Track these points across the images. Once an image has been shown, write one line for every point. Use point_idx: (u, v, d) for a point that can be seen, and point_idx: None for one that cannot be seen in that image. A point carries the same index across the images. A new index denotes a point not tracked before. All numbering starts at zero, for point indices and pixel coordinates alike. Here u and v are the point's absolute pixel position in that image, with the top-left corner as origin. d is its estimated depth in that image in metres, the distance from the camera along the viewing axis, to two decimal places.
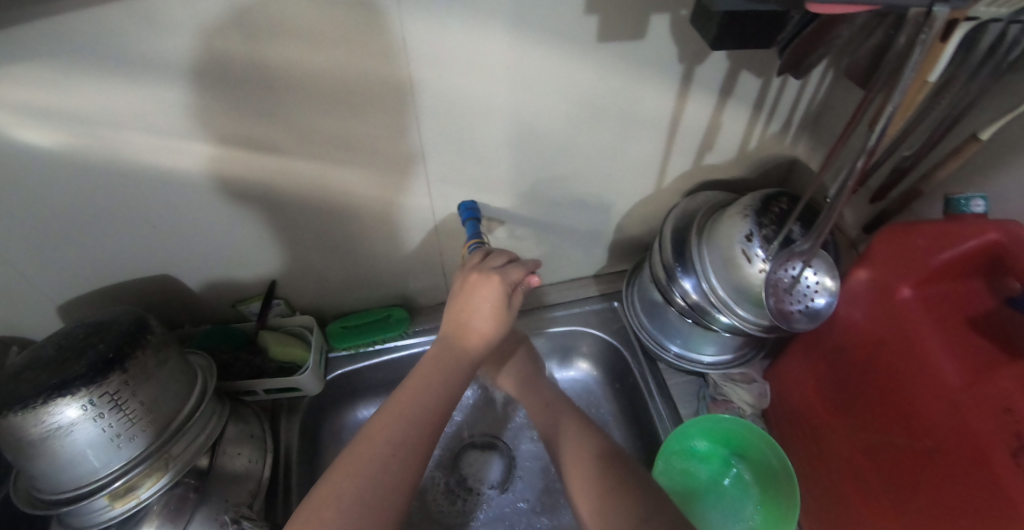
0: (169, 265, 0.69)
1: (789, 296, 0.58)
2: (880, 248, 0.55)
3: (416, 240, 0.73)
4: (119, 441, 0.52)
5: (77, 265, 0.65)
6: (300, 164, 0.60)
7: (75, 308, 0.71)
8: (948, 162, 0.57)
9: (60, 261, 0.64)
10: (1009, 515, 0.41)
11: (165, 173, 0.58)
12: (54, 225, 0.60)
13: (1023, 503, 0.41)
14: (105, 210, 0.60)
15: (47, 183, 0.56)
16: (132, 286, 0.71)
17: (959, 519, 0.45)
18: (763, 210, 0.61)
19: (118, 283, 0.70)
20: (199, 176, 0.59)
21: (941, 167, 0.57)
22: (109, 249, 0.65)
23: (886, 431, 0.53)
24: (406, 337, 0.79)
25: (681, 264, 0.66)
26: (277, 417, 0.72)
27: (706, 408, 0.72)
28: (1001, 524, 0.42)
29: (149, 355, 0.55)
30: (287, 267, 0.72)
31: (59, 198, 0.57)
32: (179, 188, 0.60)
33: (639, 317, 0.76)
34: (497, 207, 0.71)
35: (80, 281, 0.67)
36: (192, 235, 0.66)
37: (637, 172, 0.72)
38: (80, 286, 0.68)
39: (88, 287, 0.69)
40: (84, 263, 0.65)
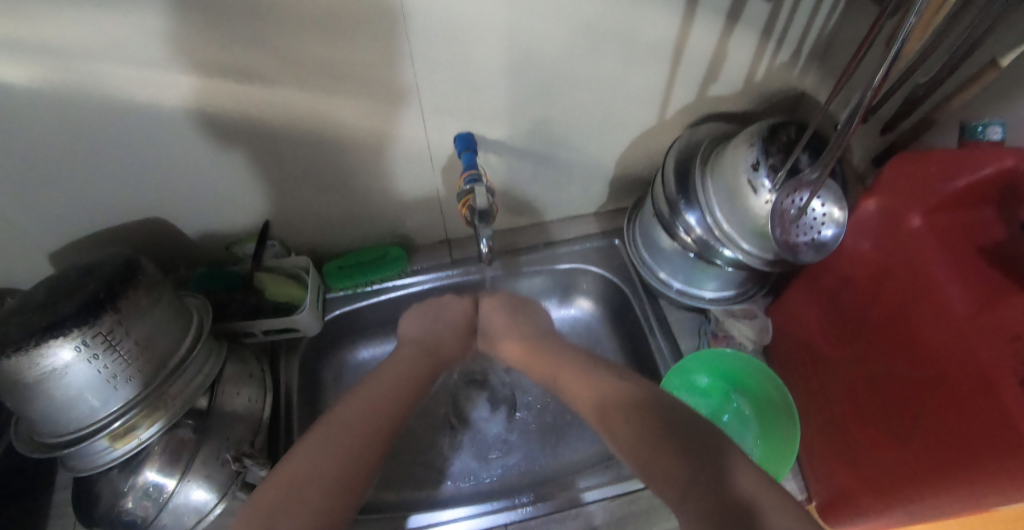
0: (154, 209, 0.67)
1: (796, 228, 0.57)
2: (890, 177, 0.54)
3: (410, 178, 0.70)
4: (116, 382, 0.51)
5: (61, 210, 0.63)
6: (284, 95, 0.57)
7: (61, 256, 0.69)
8: (964, 90, 0.55)
9: (39, 206, 0.62)
10: (1011, 438, 0.41)
11: (146, 109, 0.55)
12: (30, 167, 0.57)
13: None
14: (81, 150, 0.57)
15: (16, 122, 0.52)
16: (117, 232, 0.68)
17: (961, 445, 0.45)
18: (770, 138, 0.59)
19: (106, 228, 0.67)
20: (180, 112, 0.56)
21: (956, 96, 0.56)
22: (90, 193, 0.62)
23: (889, 362, 0.53)
24: (405, 276, 0.77)
25: (685, 197, 0.65)
26: (277, 357, 0.71)
27: (706, 343, 0.73)
28: (1000, 447, 0.42)
29: (142, 296, 0.53)
30: (276, 205, 0.70)
31: (31, 137, 0.54)
32: (162, 126, 0.57)
33: (641, 254, 0.75)
34: (493, 140, 0.68)
35: (66, 227, 0.65)
36: (178, 176, 0.63)
37: (639, 105, 0.69)
38: (63, 232, 0.66)
39: (72, 234, 0.67)
40: (66, 208, 0.63)
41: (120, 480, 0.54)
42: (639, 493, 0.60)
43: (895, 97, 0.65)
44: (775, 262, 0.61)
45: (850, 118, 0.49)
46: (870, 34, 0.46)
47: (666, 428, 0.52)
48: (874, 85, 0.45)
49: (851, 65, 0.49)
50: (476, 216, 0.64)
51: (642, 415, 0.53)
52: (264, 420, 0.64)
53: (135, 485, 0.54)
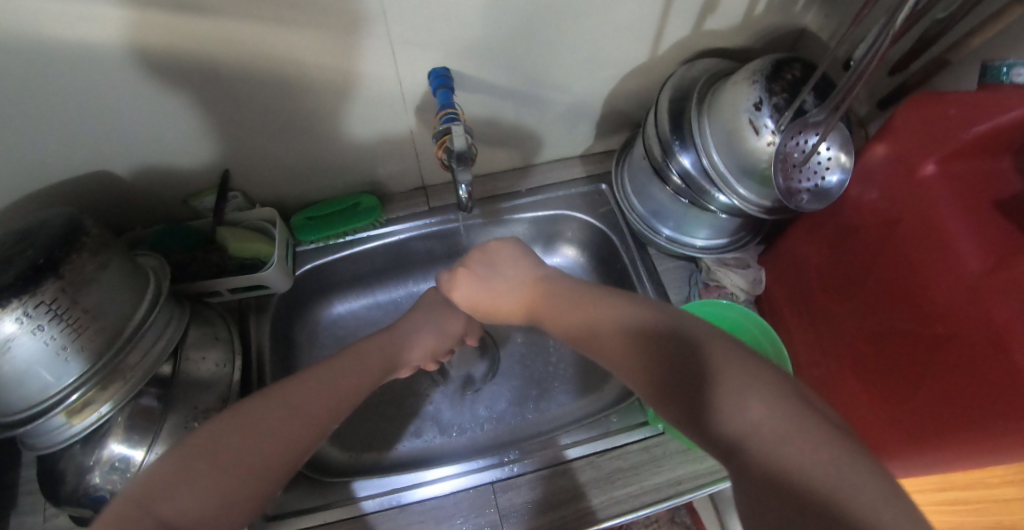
0: (91, 164, 0.60)
1: (800, 173, 0.53)
2: (904, 120, 0.49)
3: (379, 122, 0.64)
4: (67, 354, 0.47)
5: None
6: (229, 27, 0.49)
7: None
8: (985, 27, 0.51)
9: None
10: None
11: (63, 46, 0.47)
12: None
13: None
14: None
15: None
16: (51, 192, 0.61)
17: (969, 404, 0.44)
18: (774, 75, 0.54)
19: (41, 186, 0.60)
20: (106, 49, 0.48)
21: (975, 35, 0.52)
22: (14, 147, 0.55)
23: (891, 317, 0.51)
24: (379, 227, 0.72)
25: (679, 138, 0.59)
26: (246, 316, 0.68)
27: (697, 293, 0.69)
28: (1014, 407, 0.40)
29: (88, 260, 0.49)
30: (232, 154, 0.63)
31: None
32: (85, 66, 0.49)
33: (629, 199, 0.71)
34: (470, 79, 0.62)
35: None
36: (114, 124, 0.56)
37: (628, 40, 0.62)
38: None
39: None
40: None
41: (84, 455, 0.52)
42: (626, 447, 0.61)
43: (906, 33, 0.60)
44: (773, 209, 0.57)
45: (868, 54, 0.45)
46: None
47: (658, 359, 0.42)
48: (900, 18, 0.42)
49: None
50: (453, 157, 0.57)
51: (634, 341, 0.44)
52: (234, 384, 0.62)
53: (100, 459, 0.52)
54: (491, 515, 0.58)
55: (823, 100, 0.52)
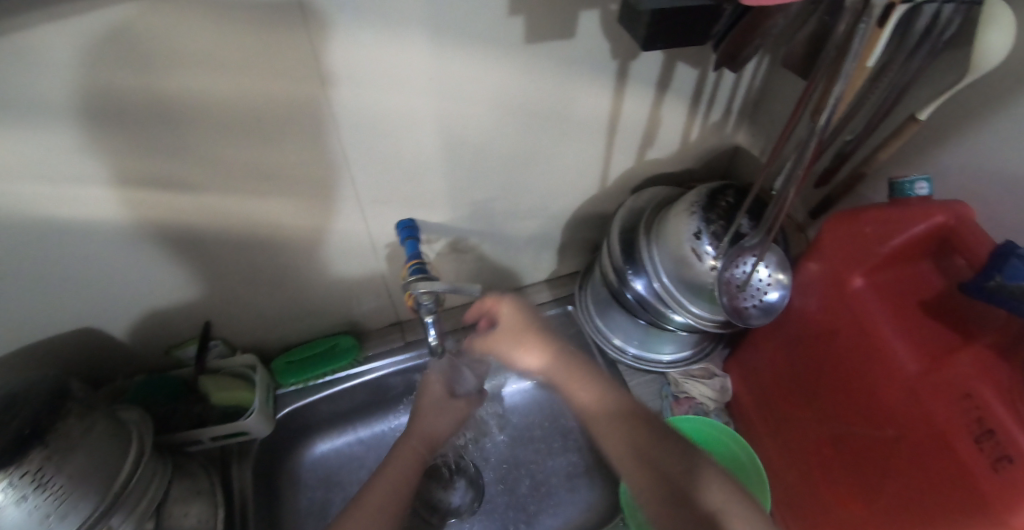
0: (81, 321, 0.63)
1: (743, 292, 0.56)
2: (829, 238, 0.54)
3: (353, 265, 0.68)
4: (50, 520, 0.49)
5: None
6: (211, 199, 0.56)
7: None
8: (890, 144, 0.54)
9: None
10: (978, 502, 0.42)
11: (59, 223, 0.52)
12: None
13: (987, 489, 0.41)
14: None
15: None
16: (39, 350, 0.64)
17: (929, 506, 0.45)
18: (710, 205, 0.60)
19: (29, 346, 0.63)
20: (102, 222, 0.54)
21: (880, 150, 0.55)
22: (12, 312, 0.58)
23: (851, 421, 0.53)
24: (358, 364, 0.74)
25: (632, 265, 0.64)
26: (227, 466, 0.67)
27: (669, 407, 0.70)
28: (968, 508, 0.42)
29: (74, 425, 0.52)
30: (216, 306, 0.67)
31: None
32: (78, 235, 0.54)
33: (594, 322, 0.73)
34: (436, 222, 0.67)
35: None
36: (103, 284, 0.60)
37: (578, 173, 0.69)
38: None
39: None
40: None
41: None
42: None
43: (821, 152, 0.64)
44: (726, 323, 0.61)
45: (787, 183, 0.50)
46: (796, 109, 0.48)
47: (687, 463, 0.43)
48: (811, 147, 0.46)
49: (780, 140, 0.50)
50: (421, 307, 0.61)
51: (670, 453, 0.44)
52: None
53: None
54: None
55: (757, 223, 0.57)
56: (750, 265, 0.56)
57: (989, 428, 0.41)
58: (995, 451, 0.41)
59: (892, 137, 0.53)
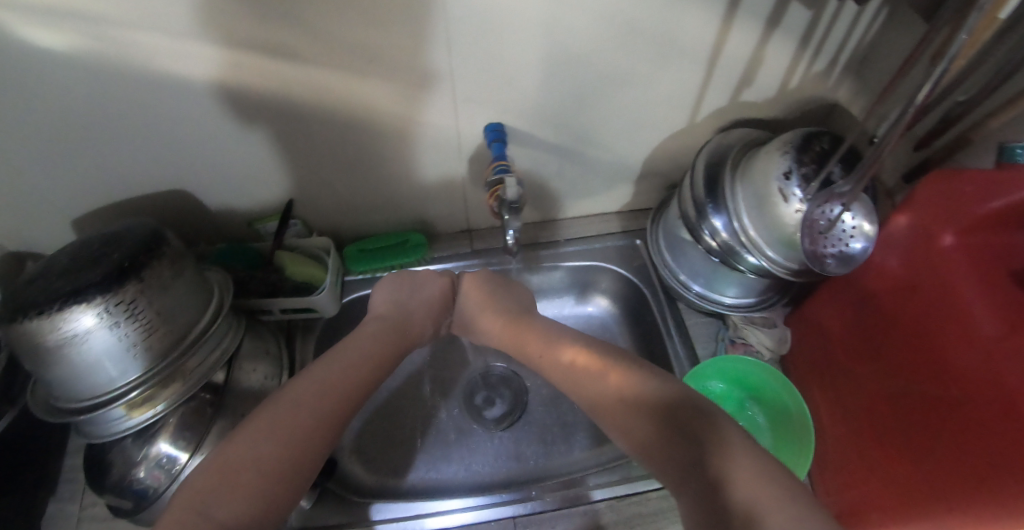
0: (174, 185, 0.66)
1: (824, 239, 0.56)
2: (924, 193, 0.53)
3: (434, 164, 0.69)
4: (136, 351, 0.51)
5: (82, 178, 0.62)
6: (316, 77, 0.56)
7: (81, 228, 0.69)
8: (1005, 109, 0.52)
9: (62, 175, 0.61)
10: None
11: (168, 80, 0.54)
12: (56, 134, 0.57)
13: None
14: (106, 118, 0.56)
15: (47, 90, 0.52)
16: (138, 203, 0.68)
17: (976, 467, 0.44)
18: (803, 146, 0.59)
19: (131, 198, 0.67)
20: (206, 87, 0.55)
21: (995, 115, 0.53)
22: (115, 164, 0.62)
23: (908, 377, 0.52)
24: (424, 263, 0.76)
25: (713, 202, 0.64)
26: (293, 336, 0.71)
27: (724, 349, 0.71)
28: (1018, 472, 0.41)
29: (166, 268, 0.54)
30: (298, 186, 0.69)
31: (61, 105, 0.54)
32: (182, 96, 0.55)
33: (662, 255, 0.74)
34: (522, 130, 0.68)
35: (90, 195, 0.65)
36: (197, 150, 0.62)
37: (669, 105, 0.68)
38: (85, 200, 0.65)
39: (92, 203, 0.66)
40: (88, 176, 0.62)
41: (134, 449, 0.54)
42: (647, 494, 0.60)
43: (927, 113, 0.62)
44: (800, 272, 0.60)
45: (888, 133, 0.47)
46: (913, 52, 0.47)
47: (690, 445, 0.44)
48: (916, 102, 0.45)
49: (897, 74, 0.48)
50: (504, 206, 0.63)
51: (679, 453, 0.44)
52: None
53: (148, 455, 0.54)
54: None
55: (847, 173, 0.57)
56: (838, 209, 0.56)
57: None
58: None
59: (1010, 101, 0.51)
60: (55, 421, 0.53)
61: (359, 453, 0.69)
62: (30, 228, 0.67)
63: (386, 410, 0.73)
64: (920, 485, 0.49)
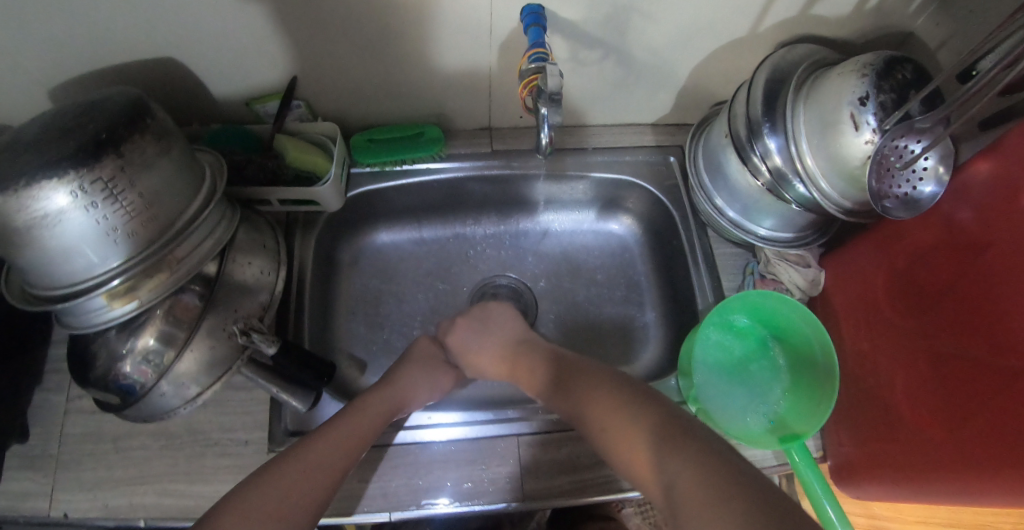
0: (148, 60, 0.57)
1: (891, 178, 0.50)
2: (1020, 137, 0.45)
3: (456, 53, 0.59)
4: (116, 237, 0.46)
5: (35, 39, 0.52)
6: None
7: (46, 103, 0.61)
8: None
9: (13, 40, 0.52)
10: None
11: None
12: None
13: None
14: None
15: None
16: (108, 75, 0.58)
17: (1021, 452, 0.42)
18: (885, 72, 0.50)
19: (100, 69, 0.57)
20: None
21: None
22: (73, 24, 0.51)
23: (959, 344, 0.48)
24: (437, 161, 0.68)
25: (770, 121, 0.56)
26: (291, 230, 0.65)
27: (751, 283, 0.66)
28: None
29: (150, 146, 0.47)
30: (294, 64, 0.59)
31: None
32: None
33: (700, 176, 0.66)
34: (564, 19, 0.56)
35: (49, 61, 0.55)
36: (170, 15, 0.51)
37: (736, 7, 0.57)
38: (44, 66, 0.56)
39: (54, 75, 0.57)
40: (44, 37, 0.52)
41: (119, 343, 0.51)
42: None
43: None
44: (854, 213, 0.55)
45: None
46: None
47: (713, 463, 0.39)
48: None
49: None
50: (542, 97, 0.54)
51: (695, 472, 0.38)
52: (276, 294, 0.59)
53: (133, 349, 0.50)
54: (510, 467, 0.56)
55: (929, 110, 0.49)
56: (918, 148, 0.48)
57: None
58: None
59: None
60: (34, 310, 0.49)
61: (357, 358, 0.67)
62: None
63: (389, 319, 0.70)
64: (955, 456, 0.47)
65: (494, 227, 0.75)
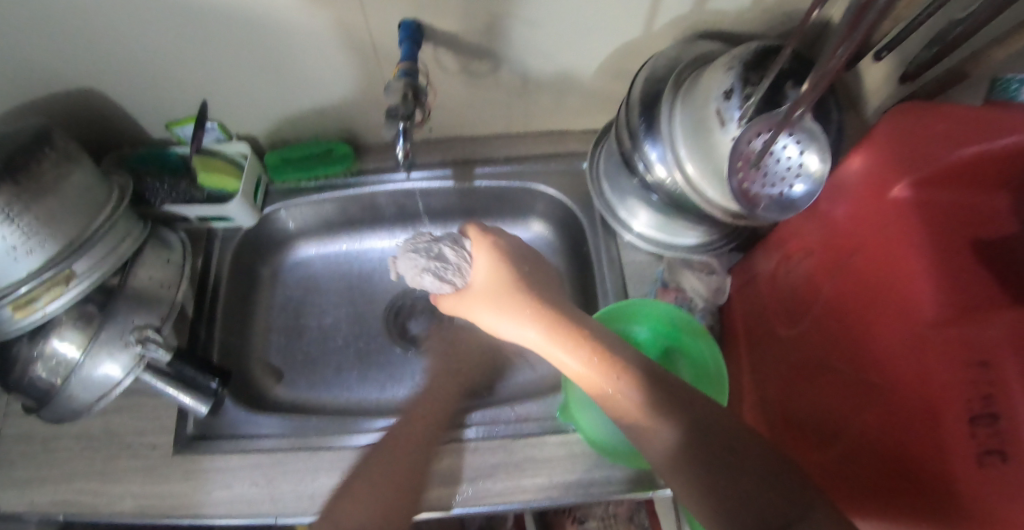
0: (66, 83, 0.61)
1: (757, 176, 0.46)
2: (887, 130, 0.43)
3: (347, 68, 0.61)
4: (18, 254, 0.50)
5: None
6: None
7: None
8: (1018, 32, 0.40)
9: None
10: (942, 483, 0.34)
11: None
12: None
13: (958, 475, 0.33)
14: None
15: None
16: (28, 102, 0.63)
17: (888, 468, 0.39)
18: (756, 64, 0.48)
19: (19, 100, 0.62)
20: None
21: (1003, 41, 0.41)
22: None
23: (837, 351, 0.45)
24: (349, 178, 0.71)
25: (647, 125, 0.55)
26: (211, 245, 0.69)
27: (654, 292, 0.65)
28: (931, 485, 0.35)
29: (49, 171, 0.51)
30: (199, 83, 0.62)
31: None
32: None
33: (600, 185, 0.66)
34: (446, 33, 0.57)
35: None
36: (71, 44, 0.55)
37: (621, 10, 0.56)
38: None
39: None
40: None
41: (29, 348, 0.54)
42: (545, 440, 0.58)
43: (917, 32, 0.49)
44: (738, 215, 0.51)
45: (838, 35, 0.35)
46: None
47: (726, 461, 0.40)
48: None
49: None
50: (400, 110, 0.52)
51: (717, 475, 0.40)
52: (177, 304, 0.63)
53: (45, 352, 0.55)
54: None
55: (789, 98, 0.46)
56: (761, 142, 0.45)
57: (997, 407, 0.32)
58: (988, 442, 0.32)
59: None
60: None
61: (274, 366, 0.70)
62: None
63: (308, 326, 0.73)
64: (833, 471, 0.44)
65: (412, 236, 0.78)
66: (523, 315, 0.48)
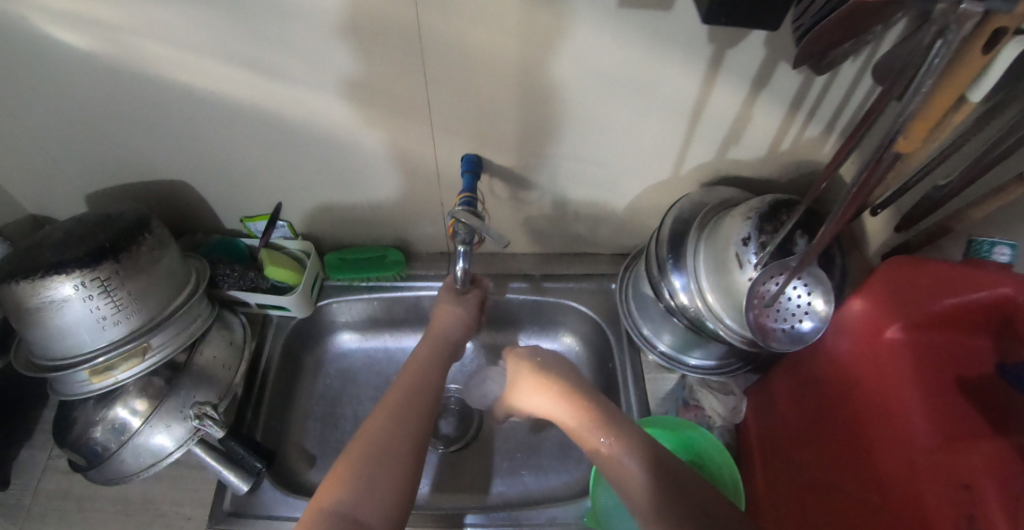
0: (176, 177, 0.72)
1: (773, 312, 0.53)
2: (884, 277, 0.49)
3: (413, 185, 0.71)
4: (105, 323, 0.56)
5: (93, 160, 0.69)
6: (287, 98, 0.60)
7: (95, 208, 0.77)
8: (988, 201, 0.48)
9: (77, 160, 0.69)
10: None
11: (166, 81, 0.58)
12: (68, 117, 0.63)
13: None
14: (110, 107, 0.62)
15: (61, 82, 0.58)
16: (140, 190, 0.74)
17: None
18: (770, 215, 0.57)
19: (134, 185, 0.73)
20: (201, 92, 0.60)
21: (977, 206, 0.48)
22: (118, 150, 0.67)
23: (842, 472, 0.49)
24: (399, 281, 0.79)
25: (674, 259, 0.63)
26: (265, 331, 0.75)
27: (676, 410, 0.70)
28: None
29: (145, 253, 0.58)
30: (283, 188, 0.72)
31: (75, 96, 0.60)
32: (176, 94, 0.60)
33: (628, 305, 0.74)
34: (500, 165, 0.68)
35: (99, 175, 0.71)
36: (189, 148, 0.67)
37: (651, 156, 0.66)
38: (97, 180, 0.72)
39: (103, 186, 0.74)
40: (99, 159, 0.69)
41: (94, 411, 0.59)
42: None
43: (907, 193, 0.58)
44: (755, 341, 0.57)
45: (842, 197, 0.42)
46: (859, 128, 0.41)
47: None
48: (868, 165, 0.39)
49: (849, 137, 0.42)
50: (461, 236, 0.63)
51: None
52: (233, 386, 0.67)
53: (105, 418, 0.59)
54: None
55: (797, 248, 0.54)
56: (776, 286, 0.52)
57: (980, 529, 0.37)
58: None
59: (992, 194, 0.47)
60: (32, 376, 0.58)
61: (308, 451, 0.73)
62: (48, 195, 0.74)
63: (343, 415, 0.77)
64: None
65: None
66: (559, 397, 0.60)
